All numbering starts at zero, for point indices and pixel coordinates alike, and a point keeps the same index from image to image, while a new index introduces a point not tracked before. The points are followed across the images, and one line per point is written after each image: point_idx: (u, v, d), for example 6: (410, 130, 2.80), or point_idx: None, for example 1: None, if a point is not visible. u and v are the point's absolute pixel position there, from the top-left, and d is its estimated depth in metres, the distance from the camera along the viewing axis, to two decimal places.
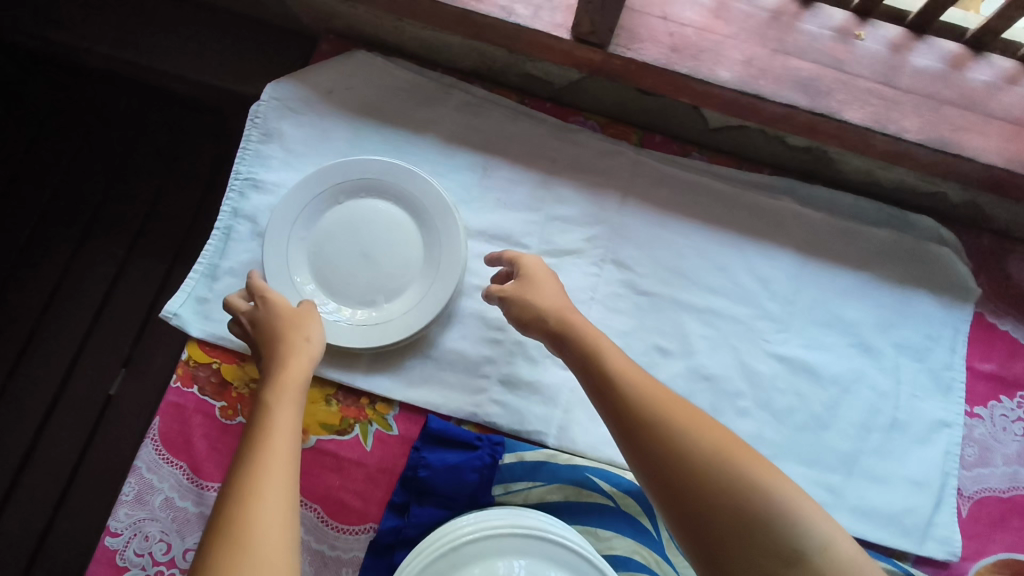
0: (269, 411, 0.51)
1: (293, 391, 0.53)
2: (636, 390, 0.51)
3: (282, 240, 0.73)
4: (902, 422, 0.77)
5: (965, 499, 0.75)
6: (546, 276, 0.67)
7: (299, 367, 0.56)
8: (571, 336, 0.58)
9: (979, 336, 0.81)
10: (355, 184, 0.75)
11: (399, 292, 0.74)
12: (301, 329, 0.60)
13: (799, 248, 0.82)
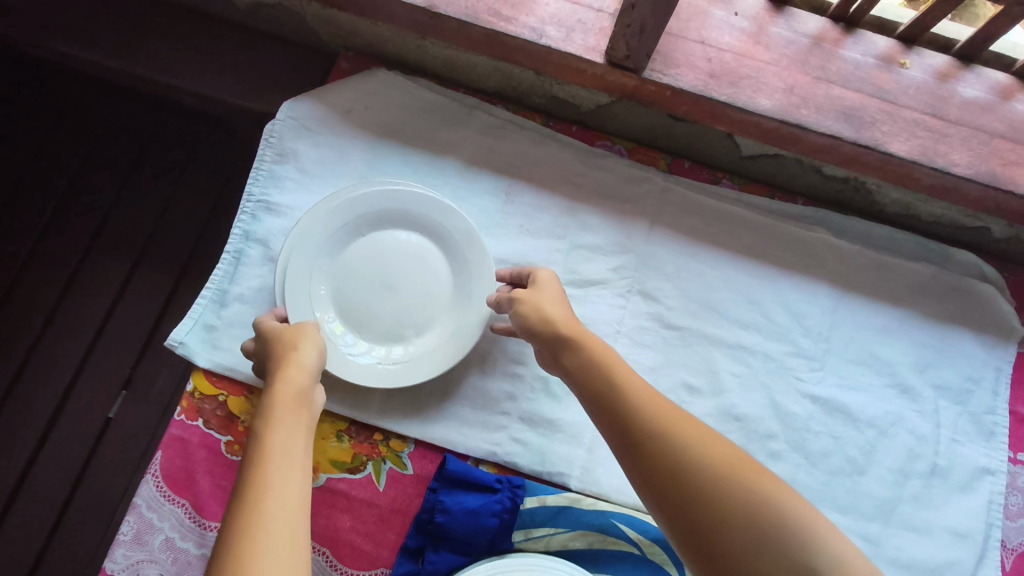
0: (265, 435, 0.48)
1: (289, 410, 0.51)
2: (641, 410, 0.49)
3: (302, 274, 0.68)
4: (943, 468, 0.73)
5: (1009, 551, 0.72)
6: (548, 286, 0.65)
7: (293, 384, 0.53)
8: (572, 352, 0.57)
9: (1020, 377, 0.78)
10: (378, 213, 0.72)
11: (428, 326, 0.71)
12: (294, 348, 0.58)
13: (833, 282, 0.79)
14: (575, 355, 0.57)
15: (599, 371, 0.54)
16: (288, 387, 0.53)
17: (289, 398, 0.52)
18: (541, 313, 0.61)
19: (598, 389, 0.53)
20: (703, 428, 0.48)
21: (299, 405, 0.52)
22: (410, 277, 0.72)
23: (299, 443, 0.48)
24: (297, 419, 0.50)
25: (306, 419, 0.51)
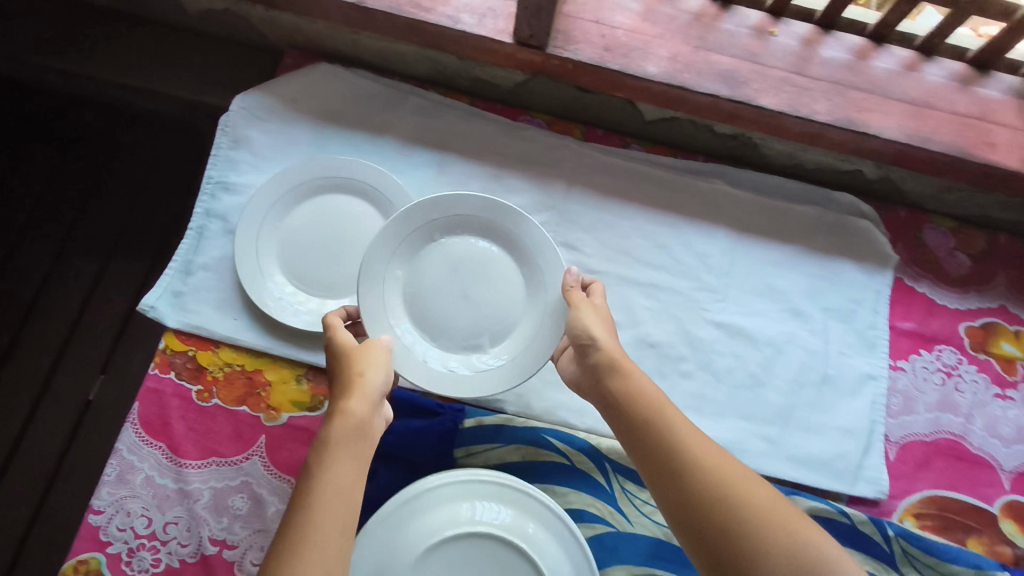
0: (317, 475, 0.50)
1: (346, 448, 0.52)
2: (683, 447, 0.52)
3: (377, 287, 0.74)
4: (833, 377, 0.84)
5: (892, 444, 0.82)
6: (598, 305, 0.69)
7: (356, 416, 0.54)
8: (614, 380, 0.60)
9: (899, 297, 0.89)
10: (326, 183, 0.84)
11: (504, 333, 0.76)
12: (361, 374, 0.59)
13: (731, 224, 0.90)
14: (619, 380, 0.59)
15: (640, 400, 0.57)
16: (348, 418, 0.54)
17: (347, 432, 0.53)
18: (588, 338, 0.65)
19: (637, 416, 0.56)
20: (739, 468, 0.51)
21: (354, 438, 0.53)
22: (483, 285, 0.77)
23: (352, 487, 0.50)
24: (352, 458, 0.52)
25: (361, 454, 0.53)
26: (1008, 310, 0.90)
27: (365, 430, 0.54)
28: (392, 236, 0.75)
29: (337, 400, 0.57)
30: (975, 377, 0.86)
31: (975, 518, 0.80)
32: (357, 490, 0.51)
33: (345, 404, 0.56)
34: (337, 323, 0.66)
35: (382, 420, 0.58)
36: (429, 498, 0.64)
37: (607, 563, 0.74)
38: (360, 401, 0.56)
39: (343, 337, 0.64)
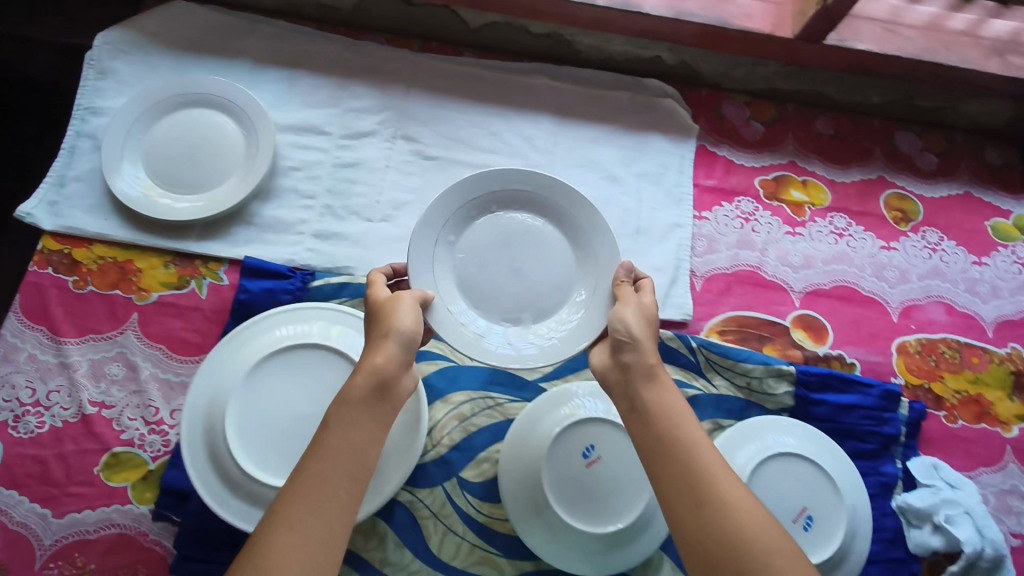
0: (317, 452, 0.51)
1: (369, 426, 0.53)
2: (698, 467, 0.52)
3: (430, 250, 0.73)
4: (645, 228, 0.97)
5: (699, 278, 0.95)
6: (647, 301, 0.66)
7: (385, 367, 0.56)
8: (638, 376, 0.59)
9: (703, 160, 1.03)
10: (511, 195, 0.77)
11: (547, 310, 0.75)
12: (400, 331, 0.58)
13: (553, 111, 1.03)
14: (653, 387, 0.58)
15: (667, 414, 0.56)
16: (384, 368, 0.56)
17: (371, 405, 0.54)
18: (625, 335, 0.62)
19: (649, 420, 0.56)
20: (750, 500, 0.51)
21: (376, 424, 0.54)
22: (534, 261, 0.77)
23: (360, 472, 0.51)
24: (370, 428, 0.53)
25: (377, 427, 0.54)
26: (797, 164, 1.04)
27: (389, 405, 0.55)
28: (457, 205, 0.75)
29: (365, 358, 0.57)
30: (769, 221, 1.00)
31: (770, 330, 0.94)
32: (365, 472, 0.52)
33: (382, 356, 0.56)
34: (382, 291, 0.63)
35: (410, 380, 0.58)
36: (313, 315, 0.76)
37: (450, 392, 0.85)
38: (382, 361, 0.56)
39: (399, 305, 0.61)
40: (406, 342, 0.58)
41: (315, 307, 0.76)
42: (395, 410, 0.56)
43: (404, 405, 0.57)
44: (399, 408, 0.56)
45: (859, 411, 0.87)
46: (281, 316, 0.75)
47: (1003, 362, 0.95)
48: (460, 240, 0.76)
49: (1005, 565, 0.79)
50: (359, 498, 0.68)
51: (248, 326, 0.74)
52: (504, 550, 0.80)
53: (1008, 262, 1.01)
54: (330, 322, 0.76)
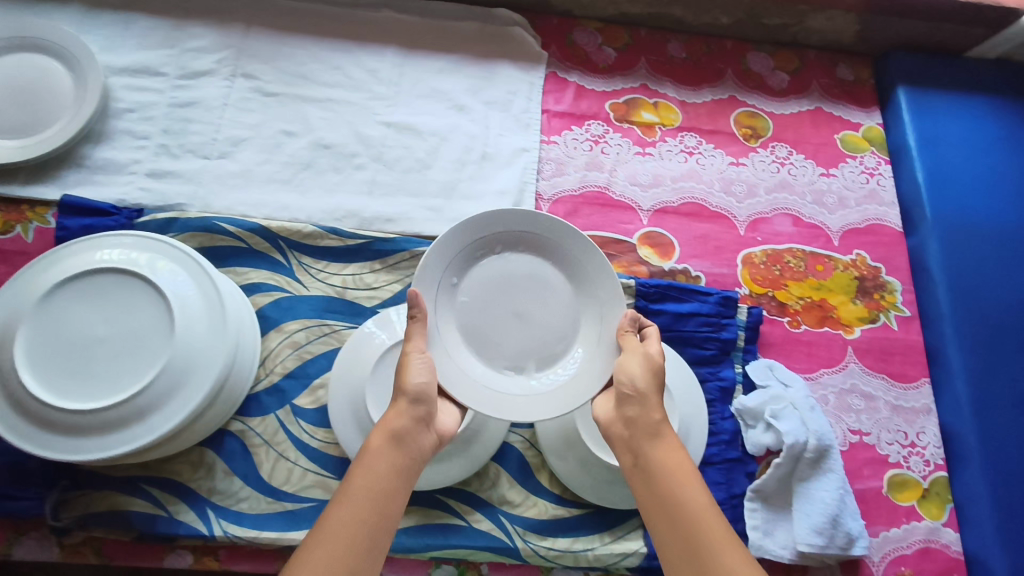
0: (352, 491, 0.58)
1: (392, 470, 0.60)
2: (662, 488, 0.61)
3: (434, 292, 0.70)
4: (492, 153, 0.97)
5: (545, 201, 0.95)
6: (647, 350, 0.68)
7: (399, 422, 0.62)
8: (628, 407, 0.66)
9: (553, 86, 1.03)
10: (515, 237, 0.72)
11: (552, 359, 0.71)
12: (405, 390, 0.63)
13: (399, 44, 1.02)
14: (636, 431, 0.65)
15: (662, 463, 0.62)
16: (395, 424, 0.62)
17: (395, 452, 0.61)
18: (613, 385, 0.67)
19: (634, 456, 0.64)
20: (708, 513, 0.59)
21: (402, 473, 0.60)
22: (540, 305, 0.72)
23: (389, 505, 0.58)
24: (392, 469, 0.60)
25: (405, 470, 0.61)
26: (648, 87, 1.05)
27: (413, 451, 0.62)
28: (460, 240, 0.70)
29: (384, 415, 0.64)
30: (619, 142, 1.00)
31: (616, 249, 0.94)
32: (392, 509, 0.58)
33: (402, 406, 0.64)
34: (417, 345, 0.66)
35: (429, 434, 0.64)
36: (156, 248, 0.74)
37: (284, 321, 0.85)
38: (404, 405, 0.64)
39: (413, 357, 0.65)
40: (416, 399, 0.64)
41: (153, 238, 0.74)
42: (419, 459, 0.62)
43: (427, 455, 0.64)
44: (419, 461, 0.62)
45: (697, 319, 0.88)
46: (122, 239, 0.74)
47: (848, 269, 0.97)
48: (465, 283, 0.72)
49: (833, 455, 0.81)
50: (155, 417, 0.67)
51: (102, 239, 0.73)
52: (339, 473, 0.79)
53: (855, 172, 1.04)
54: (162, 257, 0.73)
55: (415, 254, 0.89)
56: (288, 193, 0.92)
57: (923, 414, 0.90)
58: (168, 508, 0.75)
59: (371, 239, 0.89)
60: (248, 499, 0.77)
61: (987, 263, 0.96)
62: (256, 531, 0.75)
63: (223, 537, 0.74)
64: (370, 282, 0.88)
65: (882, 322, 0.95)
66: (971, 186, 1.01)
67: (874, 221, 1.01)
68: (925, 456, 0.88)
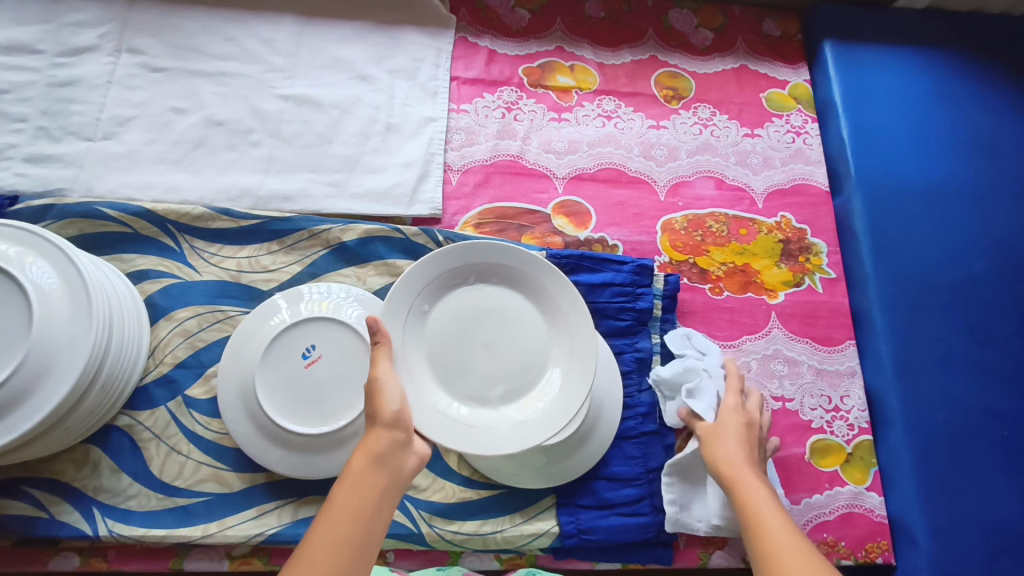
0: (337, 513, 0.52)
1: (373, 493, 0.54)
2: (754, 494, 0.61)
3: (402, 321, 0.68)
4: (397, 124, 0.92)
5: (454, 172, 0.91)
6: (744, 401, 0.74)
7: (378, 444, 0.57)
8: (734, 429, 0.69)
9: (463, 52, 0.98)
10: (488, 268, 0.71)
11: (517, 394, 0.69)
12: (381, 417, 0.58)
13: (298, 13, 0.97)
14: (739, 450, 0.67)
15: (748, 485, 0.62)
16: (376, 446, 0.57)
17: (377, 474, 0.55)
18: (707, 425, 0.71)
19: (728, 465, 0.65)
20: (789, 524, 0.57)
21: (383, 496, 0.55)
22: (508, 338, 0.70)
23: (371, 529, 0.53)
24: (377, 493, 0.54)
25: (388, 494, 0.55)
26: (564, 50, 1.01)
27: (395, 474, 0.56)
28: (431, 269, 0.69)
29: (363, 437, 0.58)
30: (532, 108, 0.96)
31: (528, 219, 0.90)
32: (373, 535, 0.53)
33: (380, 430, 0.58)
34: (384, 369, 0.61)
35: (410, 457, 0.58)
36: (45, 246, 0.68)
37: (174, 309, 0.80)
38: (383, 427, 0.58)
39: (383, 382, 0.60)
40: (393, 423, 0.58)
41: (41, 234, 0.69)
42: (401, 482, 0.56)
43: (409, 480, 0.57)
44: (401, 484, 0.56)
45: (612, 289, 0.85)
46: (8, 230, 0.68)
47: (772, 232, 0.94)
48: (434, 311, 0.70)
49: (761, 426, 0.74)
50: (13, 416, 0.62)
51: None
52: (235, 465, 0.74)
53: (781, 131, 1.00)
54: (36, 251, 0.68)
55: (315, 233, 0.84)
56: (178, 174, 0.86)
57: (847, 376, 0.88)
58: (48, 509, 0.70)
59: (266, 219, 0.83)
60: (137, 496, 0.72)
61: (911, 219, 0.94)
62: (144, 529, 0.70)
63: (108, 537, 0.69)
64: (267, 264, 0.83)
65: (807, 286, 0.92)
66: (896, 141, 0.98)
67: (800, 181, 0.98)
68: (849, 420, 0.86)
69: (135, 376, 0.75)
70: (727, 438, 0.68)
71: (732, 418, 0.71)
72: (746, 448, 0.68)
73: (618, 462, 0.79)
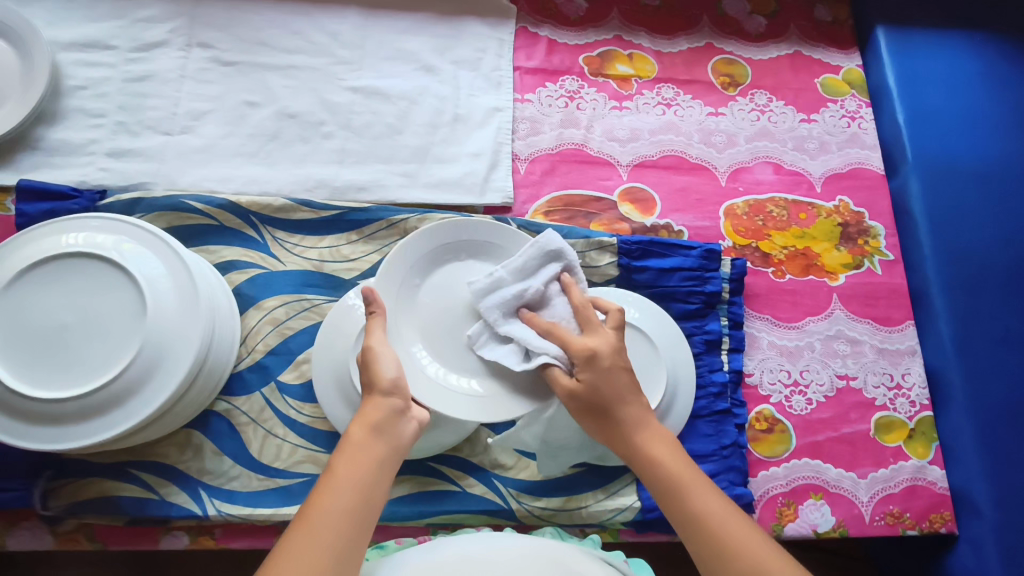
0: (338, 482, 0.51)
1: (373, 464, 0.53)
2: (658, 459, 0.58)
3: (397, 295, 0.68)
4: (464, 115, 0.94)
5: (522, 161, 0.93)
6: (609, 331, 0.61)
7: (377, 411, 0.56)
8: (614, 382, 0.59)
9: (524, 42, 1.00)
10: (473, 244, 0.72)
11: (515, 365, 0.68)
12: (379, 384, 0.57)
13: (361, 5, 0.98)
14: (621, 409, 0.59)
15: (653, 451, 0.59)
16: (374, 416, 0.56)
17: (376, 445, 0.54)
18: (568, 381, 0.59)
19: (624, 437, 0.60)
20: (718, 498, 0.57)
21: (383, 465, 0.54)
22: None
23: (369, 499, 0.51)
24: (376, 462, 0.53)
25: (388, 463, 0.54)
26: (622, 38, 1.02)
27: (395, 443, 0.55)
28: (422, 242, 0.69)
29: (361, 407, 0.57)
30: (594, 97, 0.98)
31: (596, 207, 0.92)
32: (373, 504, 0.52)
33: (377, 399, 0.57)
34: (379, 339, 0.61)
35: (408, 423, 0.57)
36: (140, 236, 0.71)
37: (262, 298, 0.82)
38: (381, 395, 0.57)
39: (377, 350, 0.60)
40: (390, 391, 0.57)
41: (137, 224, 0.71)
42: (402, 451, 0.56)
43: (409, 448, 0.57)
44: (403, 450, 0.56)
45: (681, 274, 0.87)
46: (105, 221, 0.71)
47: (830, 215, 0.96)
48: (427, 283, 0.70)
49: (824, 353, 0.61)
50: (134, 400, 0.65)
51: (87, 218, 0.70)
52: (330, 446, 0.78)
53: (836, 116, 1.02)
54: (133, 240, 0.70)
55: (392, 222, 0.86)
56: (256, 166, 0.88)
57: (908, 355, 0.91)
58: (158, 492, 0.73)
59: (345, 210, 0.86)
60: (239, 477, 0.75)
61: (968, 201, 0.96)
62: (250, 509, 0.74)
63: (216, 517, 0.73)
64: (348, 253, 0.85)
65: (866, 268, 0.94)
66: (951, 125, 1.00)
67: (856, 165, 1.00)
68: (910, 397, 0.89)
69: (232, 362, 0.77)
70: (608, 393, 0.59)
71: (600, 370, 0.59)
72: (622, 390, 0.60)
73: (693, 439, 0.82)
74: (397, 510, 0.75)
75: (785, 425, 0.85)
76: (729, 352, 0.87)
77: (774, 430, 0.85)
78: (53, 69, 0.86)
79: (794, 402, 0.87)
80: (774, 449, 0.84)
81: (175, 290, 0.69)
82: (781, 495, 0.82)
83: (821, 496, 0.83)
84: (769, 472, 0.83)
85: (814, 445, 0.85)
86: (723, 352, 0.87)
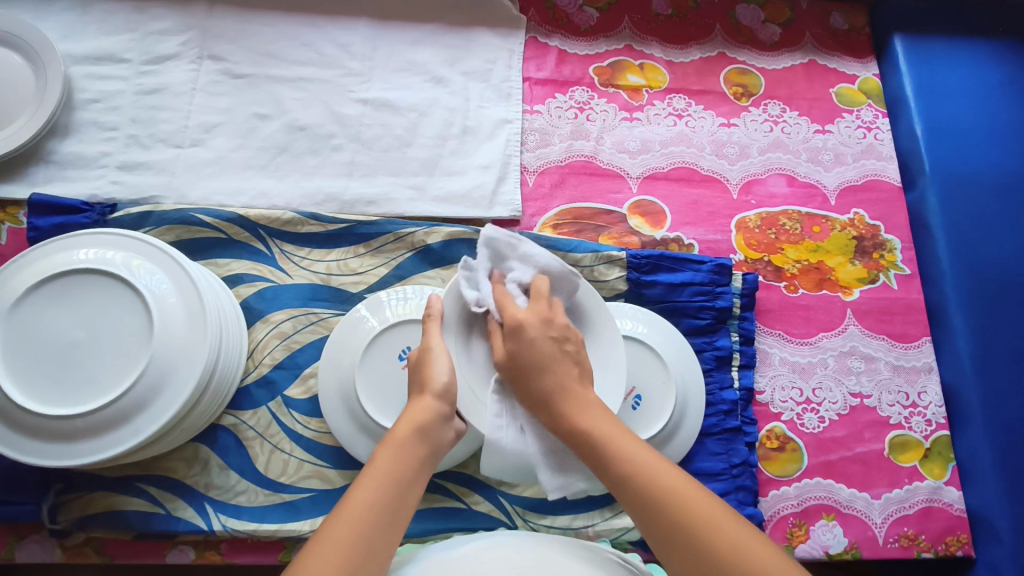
0: (375, 481, 0.49)
1: (413, 466, 0.51)
2: (552, 385, 0.57)
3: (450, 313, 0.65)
4: (473, 127, 0.94)
5: (531, 173, 0.93)
6: (547, 306, 0.62)
7: (424, 415, 0.54)
8: (541, 350, 0.58)
9: (534, 52, 0.99)
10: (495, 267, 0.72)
11: None
12: (432, 386, 0.56)
13: (370, 15, 0.98)
14: (543, 373, 0.57)
15: (548, 387, 0.57)
16: (421, 417, 0.54)
17: (418, 446, 0.53)
18: (500, 350, 0.60)
19: (536, 392, 0.57)
20: (606, 417, 0.56)
21: (422, 467, 0.52)
22: None
23: (403, 501, 0.49)
24: (415, 462, 0.52)
25: (425, 466, 0.53)
26: (633, 48, 1.01)
27: (435, 447, 0.54)
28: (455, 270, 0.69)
29: (408, 406, 0.56)
30: (604, 108, 0.97)
31: (605, 219, 0.91)
32: (407, 507, 0.50)
33: (426, 400, 0.56)
34: (437, 339, 0.60)
35: (450, 429, 0.56)
36: (149, 250, 0.71)
37: (270, 312, 0.82)
38: (430, 398, 0.56)
39: (434, 354, 0.59)
40: (441, 395, 0.56)
41: (143, 238, 0.71)
42: (438, 456, 0.55)
43: (446, 453, 0.56)
44: (440, 456, 0.55)
45: (691, 289, 0.86)
46: (114, 236, 0.71)
47: (845, 229, 0.94)
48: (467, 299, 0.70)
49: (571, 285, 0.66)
50: (142, 418, 0.65)
51: (97, 233, 0.71)
52: (336, 461, 0.78)
53: (852, 127, 1.00)
54: (142, 256, 0.70)
55: (400, 236, 0.86)
56: (265, 179, 0.88)
57: (924, 373, 0.89)
58: (165, 506, 0.74)
59: (353, 223, 0.85)
60: (246, 492, 0.75)
61: (989, 214, 0.94)
62: (256, 524, 0.74)
63: (222, 532, 0.74)
64: (355, 267, 0.85)
65: (882, 283, 0.92)
66: (972, 135, 0.98)
67: (872, 177, 0.98)
68: (926, 416, 0.88)
69: (240, 377, 0.77)
70: (540, 384, 0.57)
71: (523, 340, 0.59)
72: (568, 369, 0.58)
73: (702, 458, 0.81)
74: (403, 528, 0.75)
75: (797, 444, 0.84)
76: (740, 368, 0.85)
77: (785, 449, 0.84)
78: (65, 82, 0.87)
79: (807, 419, 0.85)
80: (785, 468, 0.83)
81: (182, 306, 0.69)
82: (792, 515, 0.81)
83: (833, 516, 0.81)
84: (779, 491, 0.82)
85: (827, 464, 0.83)
86: (733, 368, 0.85)
